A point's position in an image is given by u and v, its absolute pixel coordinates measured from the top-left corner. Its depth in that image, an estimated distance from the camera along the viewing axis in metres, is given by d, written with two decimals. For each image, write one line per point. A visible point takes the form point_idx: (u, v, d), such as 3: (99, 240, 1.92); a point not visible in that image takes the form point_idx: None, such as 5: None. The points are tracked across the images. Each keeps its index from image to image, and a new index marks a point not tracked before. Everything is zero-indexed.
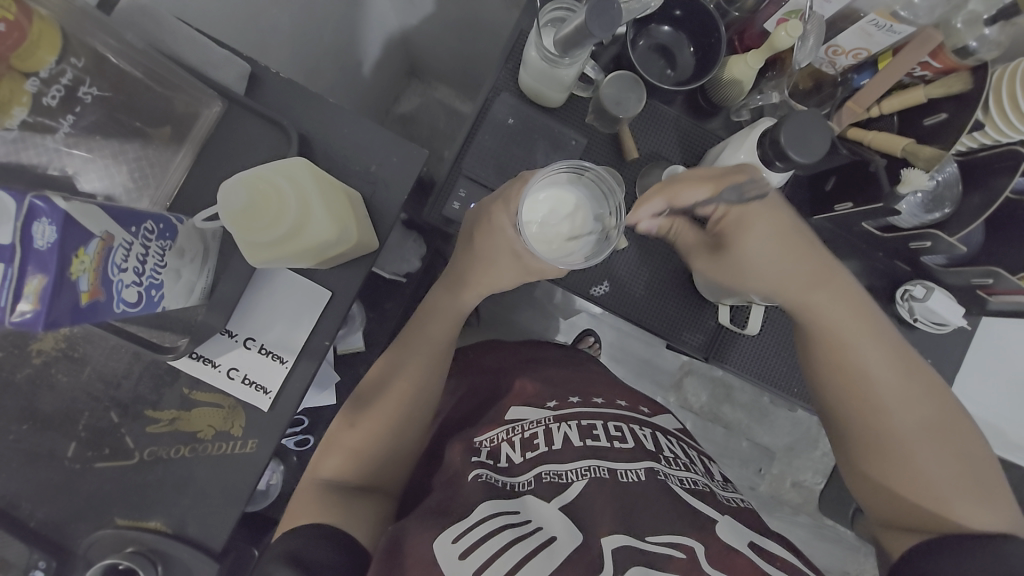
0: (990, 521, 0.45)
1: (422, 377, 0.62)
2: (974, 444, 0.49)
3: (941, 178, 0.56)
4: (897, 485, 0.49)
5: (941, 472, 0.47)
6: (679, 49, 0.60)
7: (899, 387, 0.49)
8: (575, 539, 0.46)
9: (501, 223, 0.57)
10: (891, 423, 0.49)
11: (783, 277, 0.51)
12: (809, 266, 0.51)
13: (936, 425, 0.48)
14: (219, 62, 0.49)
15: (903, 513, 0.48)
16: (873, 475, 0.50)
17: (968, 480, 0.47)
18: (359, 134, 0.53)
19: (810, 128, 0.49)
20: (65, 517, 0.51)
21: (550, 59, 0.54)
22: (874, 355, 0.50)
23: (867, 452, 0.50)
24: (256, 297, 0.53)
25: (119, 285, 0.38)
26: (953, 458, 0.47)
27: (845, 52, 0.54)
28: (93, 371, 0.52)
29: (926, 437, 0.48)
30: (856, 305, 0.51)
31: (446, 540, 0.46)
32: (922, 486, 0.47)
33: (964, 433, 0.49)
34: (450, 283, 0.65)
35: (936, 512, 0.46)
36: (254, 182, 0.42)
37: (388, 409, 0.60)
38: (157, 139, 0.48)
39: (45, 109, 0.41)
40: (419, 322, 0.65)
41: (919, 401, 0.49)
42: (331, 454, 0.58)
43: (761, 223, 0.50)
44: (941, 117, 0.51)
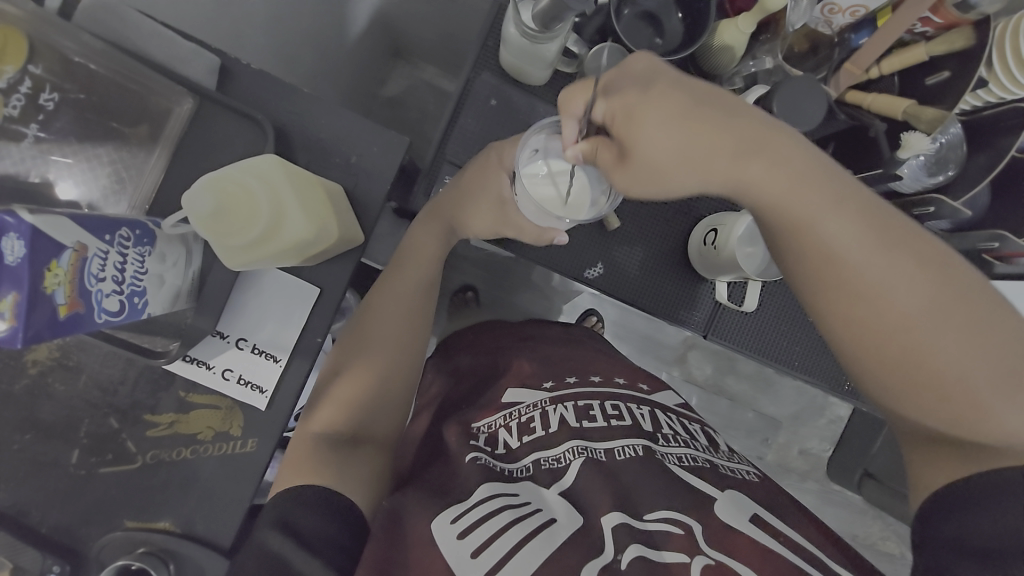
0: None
1: (404, 320, 0.62)
2: (1004, 320, 0.38)
3: (944, 140, 0.53)
4: (928, 402, 0.39)
5: (974, 372, 0.37)
6: (667, 15, 0.57)
7: (893, 274, 0.38)
8: (575, 522, 0.46)
9: (494, 163, 0.56)
10: (899, 329, 0.38)
11: (708, 167, 0.38)
12: (739, 138, 0.37)
13: (954, 307, 0.37)
14: (187, 56, 0.47)
15: (944, 432, 0.39)
16: (898, 399, 0.40)
17: (1007, 373, 0.37)
18: (338, 124, 0.52)
19: (805, 95, 0.47)
20: (75, 522, 0.52)
21: (529, 35, 0.51)
22: (849, 243, 0.38)
23: (880, 372, 0.40)
24: (245, 297, 0.52)
25: (99, 294, 0.37)
26: (987, 352, 0.37)
27: (841, 10, 0.51)
28: (89, 379, 0.52)
29: (942, 331, 0.37)
30: (818, 173, 0.38)
31: (444, 520, 0.46)
32: (952, 396, 0.38)
33: (987, 312, 0.38)
34: (432, 223, 0.63)
35: (980, 424, 0.37)
36: (220, 185, 0.41)
37: (377, 355, 0.59)
38: (133, 138, 0.46)
39: (11, 118, 0.40)
40: (396, 265, 0.63)
41: (922, 282, 0.38)
42: (322, 408, 0.56)
43: (657, 111, 0.37)
44: (943, 75, 0.48)
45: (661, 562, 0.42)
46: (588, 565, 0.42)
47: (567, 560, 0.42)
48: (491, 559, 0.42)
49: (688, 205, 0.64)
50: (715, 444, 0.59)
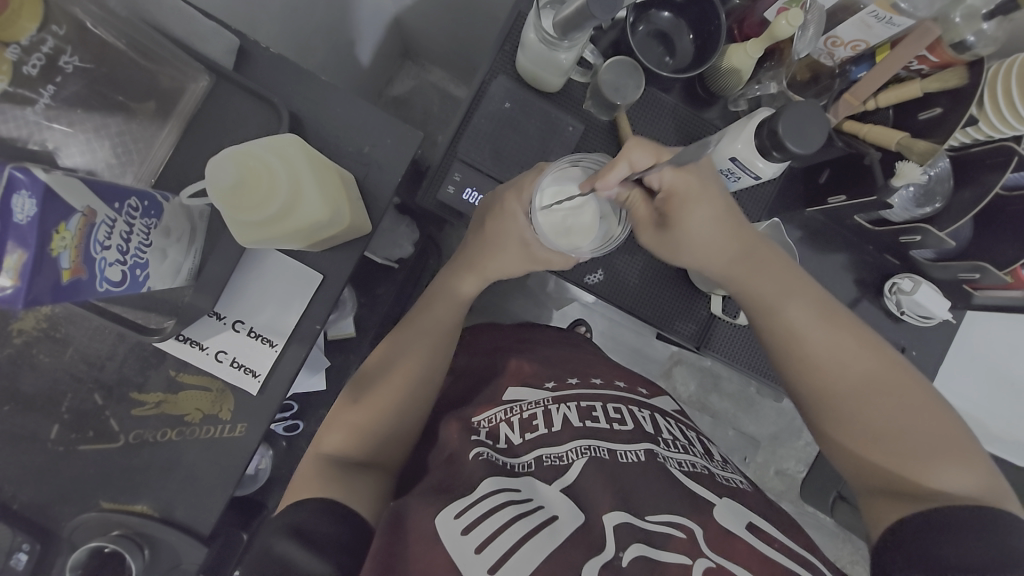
0: (969, 484, 0.43)
1: (425, 361, 0.61)
2: (933, 404, 0.47)
3: (932, 174, 0.57)
4: (873, 455, 0.47)
5: (906, 434, 0.46)
6: (679, 36, 0.60)
7: (842, 348, 0.49)
8: (576, 519, 0.46)
9: (511, 208, 0.56)
10: (845, 386, 0.48)
11: (711, 251, 0.53)
12: (735, 240, 0.52)
13: (895, 384, 0.47)
14: (207, 33, 0.47)
15: (890, 486, 0.45)
16: (850, 449, 0.49)
17: (937, 442, 0.45)
18: (353, 114, 0.52)
19: (807, 119, 0.49)
20: (49, 500, 0.50)
21: (548, 41, 0.52)
22: (808, 320, 0.51)
23: (830, 420, 0.49)
24: (245, 279, 0.52)
25: (102, 262, 0.37)
26: (916, 419, 0.46)
27: (843, 43, 0.54)
28: (76, 353, 0.51)
29: (878, 395, 0.47)
30: (792, 273, 0.53)
31: (448, 516, 0.45)
32: (897, 449, 0.46)
33: (918, 391, 0.47)
34: (456, 264, 0.64)
35: (919, 481, 0.44)
36: (245, 159, 0.41)
37: (392, 389, 0.58)
38: (141, 113, 0.46)
39: (25, 79, 0.39)
40: (426, 302, 0.65)
41: (868, 360, 0.49)
42: (334, 430, 0.57)
43: (696, 201, 0.51)
44: (935, 112, 0.51)
45: (660, 561, 0.42)
46: (589, 563, 0.42)
47: (569, 560, 0.42)
48: (493, 556, 0.42)
49: None
50: (711, 452, 0.60)
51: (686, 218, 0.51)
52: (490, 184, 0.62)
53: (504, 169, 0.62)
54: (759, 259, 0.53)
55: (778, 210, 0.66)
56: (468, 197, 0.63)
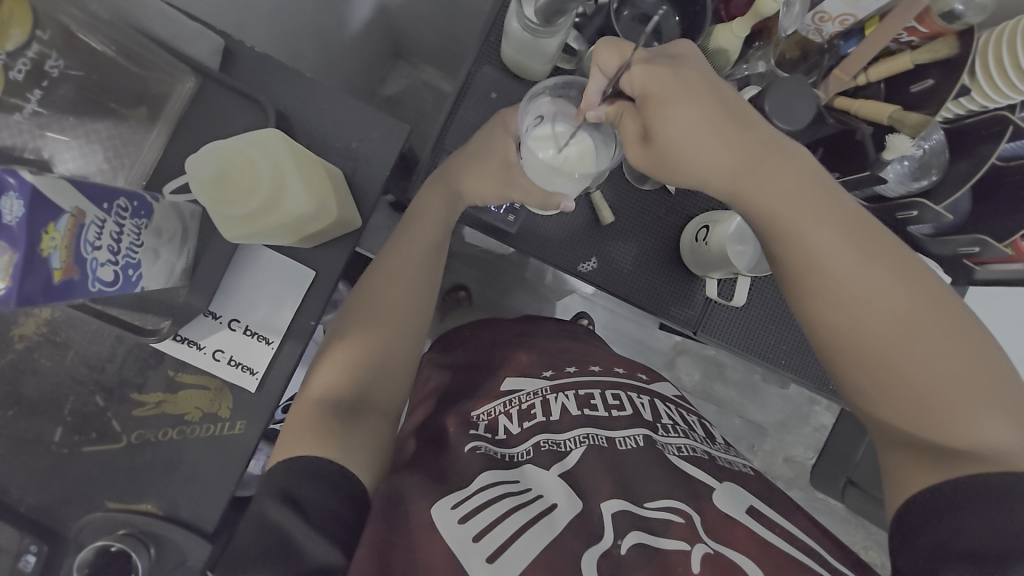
0: (1005, 431, 0.39)
1: (410, 289, 0.60)
2: (968, 335, 0.41)
3: (926, 148, 0.54)
4: (901, 407, 0.42)
5: (939, 380, 0.40)
6: (664, 18, 0.58)
7: (875, 282, 0.42)
8: (573, 507, 0.46)
9: (500, 132, 0.56)
10: (874, 327, 0.42)
11: (719, 164, 0.42)
12: (747, 147, 0.41)
13: (929, 320, 0.41)
14: (191, 34, 0.48)
15: (916, 438, 0.42)
16: (871, 398, 0.43)
17: (970, 383, 0.40)
18: (340, 110, 0.52)
19: (794, 95, 0.48)
20: (56, 502, 0.51)
21: (531, 29, 0.52)
22: (834, 249, 0.42)
23: (853, 368, 0.43)
24: (239, 278, 0.52)
25: (94, 263, 0.37)
26: (951, 361, 0.40)
27: (831, 18, 0.53)
28: (76, 356, 0.51)
29: (921, 339, 0.41)
30: (818, 188, 0.43)
31: (445, 505, 0.45)
32: (927, 399, 0.41)
33: (952, 324, 0.41)
34: (436, 193, 0.62)
35: (952, 433, 0.40)
36: (227, 153, 0.41)
37: (381, 319, 0.58)
38: (132, 118, 0.47)
39: (13, 85, 0.39)
40: (404, 230, 0.62)
41: (899, 293, 0.42)
42: (321, 371, 0.55)
43: (689, 108, 0.40)
44: (927, 84, 0.50)
45: (660, 549, 0.42)
46: (589, 551, 0.42)
47: (569, 548, 0.42)
48: (491, 544, 0.42)
49: (680, 203, 0.66)
50: (712, 437, 0.59)
51: (672, 126, 0.41)
52: None
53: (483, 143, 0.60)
54: (773, 170, 0.42)
55: None
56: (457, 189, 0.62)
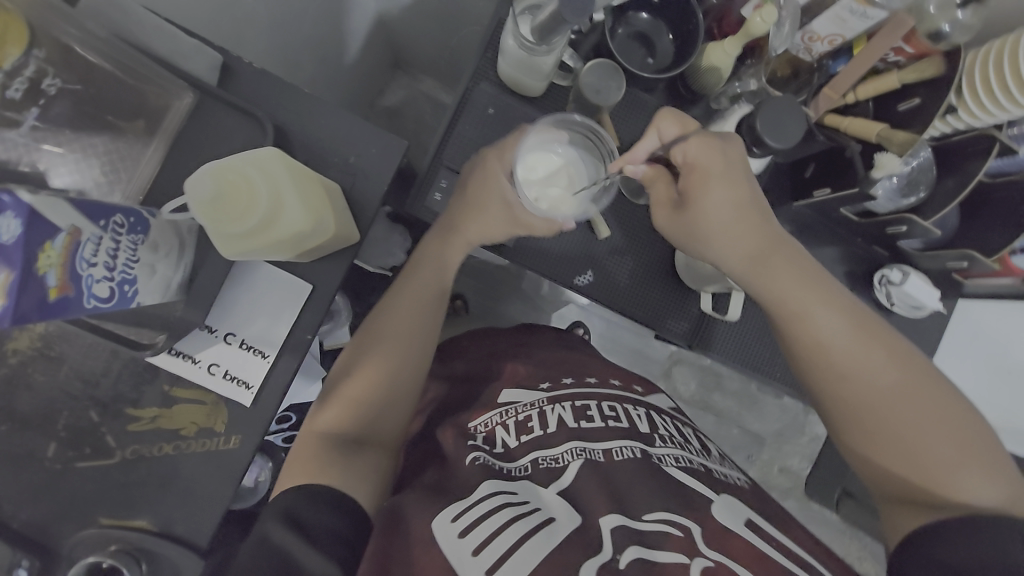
0: (988, 489, 0.43)
1: (416, 323, 0.60)
2: (956, 405, 0.47)
3: (914, 164, 0.55)
4: (894, 463, 0.47)
5: (929, 441, 0.45)
6: (658, 36, 0.60)
7: (868, 353, 0.48)
8: (572, 521, 0.46)
9: (493, 167, 0.57)
10: (870, 390, 0.47)
11: (732, 242, 0.51)
12: (756, 238, 0.50)
13: (921, 387, 0.47)
14: (190, 51, 0.48)
15: (910, 491, 0.46)
16: (865, 453, 0.49)
17: (958, 445, 0.45)
18: (338, 126, 0.53)
19: (785, 114, 0.49)
20: (48, 518, 0.51)
21: (527, 47, 0.53)
22: (834, 323, 0.49)
23: (850, 425, 0.49)
24: (236, 292, 0.52)
25: (89, 279, 0.37)
26: (938, 424, 0.45)
27: (820, 38, 0.54)
28: (71, 371, 0.51)
29: (911, 403, 0.46)
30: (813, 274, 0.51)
31: (445, 518, 0.45)
32: (916, 457, 0.46)
33: (940, 393, 0.47)
34: (441, 228, 0.62)
35: (940, 488, 0.44)
36: (223, 174, 0.41)
37: (385, 355, 0.57)
38: (129, 133, 0.47)
39: (11, 102, 0.41)
40: (414, 265, 0.63)
41: (891, 364, 0.48)
42: (328, 409, 0.55)
43: (717, 186, 0.49)
44: (915, 102, 0.52)
45: (658, 563, 0.41)
46: (587, 563, 0.41)
47: (566, 562, 0.41)
48: (490, 557, 0.41)
49: None
50: (707, 448, 0.60)
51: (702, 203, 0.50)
52: None
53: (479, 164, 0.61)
54: (778, 260, 0.51)
55: (765, 205, 0.66)
56: None
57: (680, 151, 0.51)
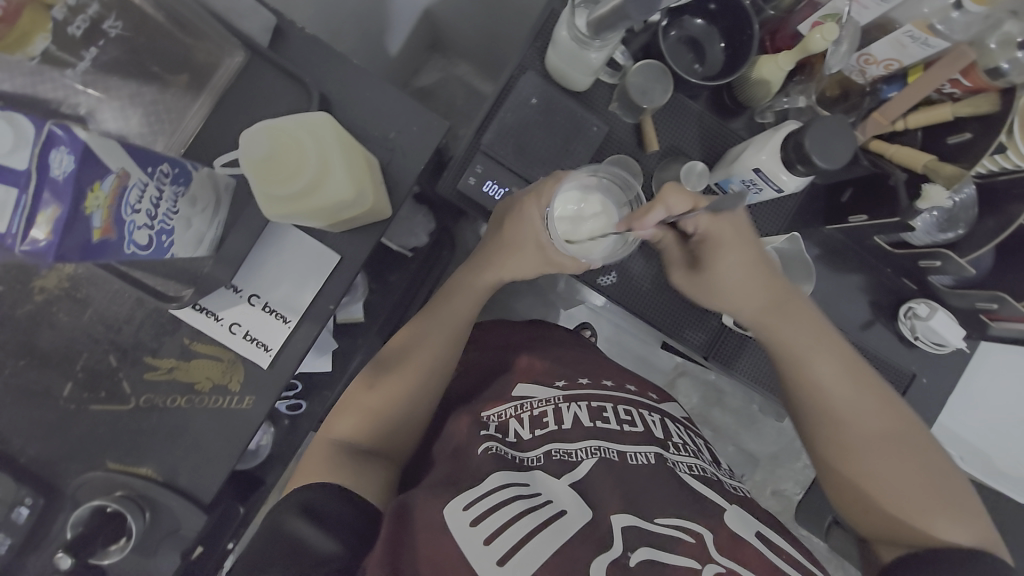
0: (962, 531, 0.46)
1: (440, 349, 0.61)
2: (935, 456, 0.49)
3: (957, 200, 0.55)
4: (879, 500, 0.49)
5: (906, 483, 0.48)
6: (710, 43, 0.60)
7: (859, 398, 0.51)
8: (584, 514, 0.46)
9: (530, 215, 0.55)
10: (856, 430, 0.50)
11: (746, 288, 0.54)
12: (768, 285, 0.54)
13: (903, 436, 0.50)
14: (245, 10, 0.48)
15: (891, 528, 0.48)
16: (848, 487, 0.51)
17: (934, 491, 0.47)
18: (381, 100, 0.53)
19: (833, 134, 0.48)
20: (56, 456, 0.51)
21: (580, 39, 0.53)
22: (830, 369, 0.52)
23: (834, 457, 0.51)
24: (264, 254, 0.52)
25: (131, 225, 0.38)
26: (914, 467, 0.48)
27: (876, 61, 0.54)
28: (94, 314, 0.52)
29: (891, 449, 0.49)
30: (816, 321, 0.54)
31: (456, 507, 0.45)
32: (894, 497, 0.48)
33: (921, 443, 0.50)
34: (474, 263, 0.64)
35: (919, 527, 0.47)
36: (279, 135, 0.42)
37: (406, 376, 0.58)
38: (175, 85, 0.47)
39: (68, 40, 0.40)
40: (445, 295, 0.65)
41: (877, 410, 0.51)
42: (342, 418, 0.57)
43: (731, 244, 0.53)
44: (965, 136, 0.51)
45: (665, 563, 0.41)
46: (597, 561, 0.41)
47: (574, 555, 0.42)
48: (502, 548, 0.42)
49: None
50: (718, 461, 0.60)
51: (718, 260, 0.54)
52: (512, 178, 0.60)
53: (527, 165, 0.60)
54: (788, 307, 0.54)
55: (797, 225, 0.65)
56: (489, 190, 0.60)
57: (692, 221, 0.53)
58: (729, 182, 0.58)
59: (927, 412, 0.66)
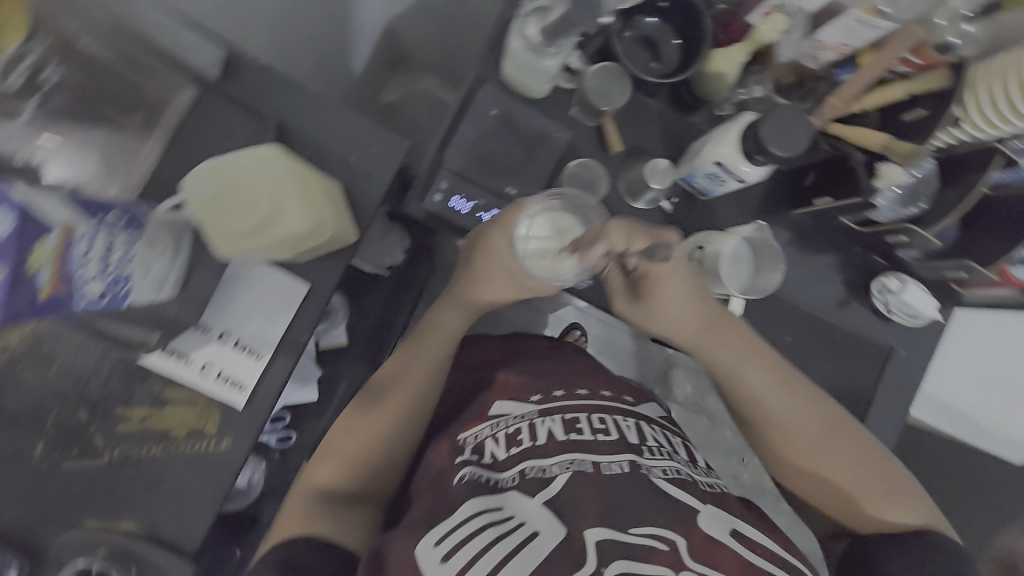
0: (907, 512, 0.51)
1: (419, 386, 0.60)
2: (867, 445, 0.56)
3: (919, 174, 0.55)
4: (830, 495, 0.55)
5: (850, 477, 0.54)
6: (664, 40, 0.60)
7: (796, 407, 0.56)
8: (557, 533, 0.44)
9: (494, 239, 0.56)
10: (797, 438, 0.56)
11: (687, 321, 0.58)
12: (706, 313, 0.58)
13: (837, 434, 0.55)
14: (190, 45, 0.47)
15: (848, 519, 0.54)
16: (803, 487, 0.57)
17: (874, 481, 0.53)
18: (339, 124, 0.52)
19: (790, 123, 0.49)
20: (31, 519, 0.49)
21: (533, 48, 0.53)
22: (766, 385, 0.57)
23: (788, 464, 0.57)
24: (231, 291, 0.51)
25: (82, 277, 0.38)
26: (853, 461, 0.54)
27: (828, 46, 0.54)
28: (60, 369, 0.49)
29: (836, 451, 0.55)
30: (747, 340, 0.58)
31: (428, 541, 0.44)
32: (841, 492, 0.54)
33: (853, 438, 0.56)
34: (448, 300, 0.65)
35: (871, 516, 0.52)
36: (225, 171, 0.42)
37: (382, 414, 0.58)
38: (126, 127, 0.46)
39: (9, 91, 0.40)
40: (419, 333, 0.65)
41: (812, 415, 0.56)
42: (322, 463, 0.57)
43: (672, 277, 0.56)
44: (919, 113, 0.52)
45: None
46: None
47: None
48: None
49: (677, 221, 0.64)
50: (695, 460, 0.59)
51: (663, 296, 0.57)
52: (478, 191, 0.60)
53: (491, 177, 0.60)
54: (723, 332, 0.58)
55: (764, 212, 0.65)
56: (456, 205, 0.60)
57: (636, 258, 0.55)
58: (695, 176, 0.59)
59: (910, 383, 0.67)
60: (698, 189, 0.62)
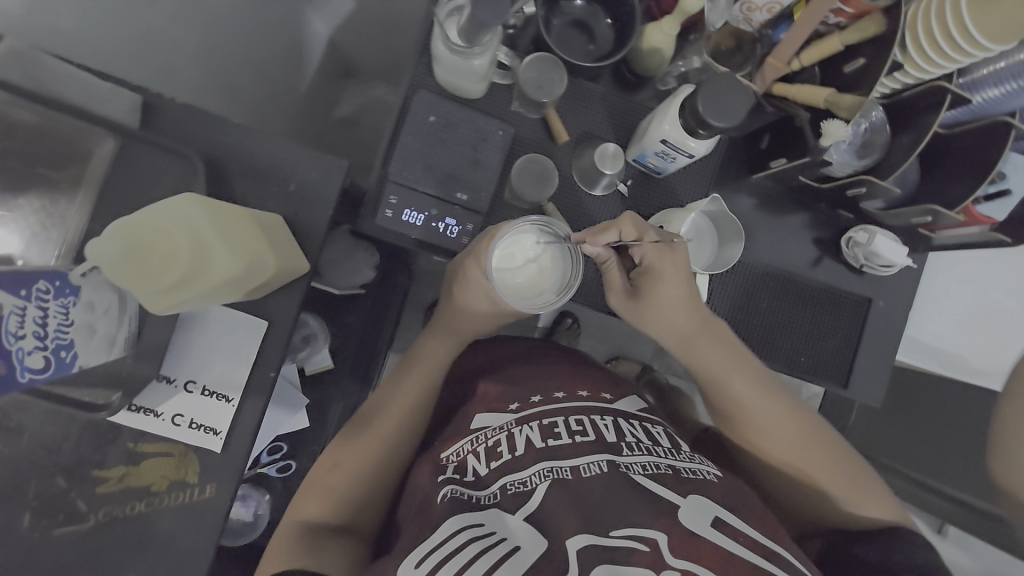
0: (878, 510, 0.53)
1: (406, 412, 0.63)
2: (838, 447, 0.58)
3: (867, 124, 0.55)
4: (807, 498, 0.56)
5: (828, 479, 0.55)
6: (596, 22, 0.59)
7: (775, 414, 0.57)
8: (537, 546, 0.45)
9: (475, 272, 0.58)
10: (777, 442, 0.57)
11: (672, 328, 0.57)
12: (690, 322, 0.57)
13: (811, 438, 0.57)
14: (105, 96, 0.46)
15: (825, 519, 0.55)
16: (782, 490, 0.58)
17: (848, 480, 0.55)
18: (273, 154, 0.51)
19: (725, 91, 0.47)
20: None
21: (458, 51, 0.51)
22: (750, 392, 0.57)
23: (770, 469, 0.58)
24: (191, 337, 0.51)
25: (20, 352, 0.37)
26: (830, 463, 0.56)
27: (757, 7, 0.53)
28: (31, 440, 0.48)
29: (814, 455, 0.56)
30: (732, 347, 0.58)
31: (409, 565, 0.45)
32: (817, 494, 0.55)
33: (825, 441, 0.57)
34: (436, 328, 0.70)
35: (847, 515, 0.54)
36: (136, 229, 0.39)
37: (371, 442, 0.60)
38: (51, 188, 0.45)
39: None
40: (407, 364, 0.68)
41: (790, 421, 0.57)
42: (305, 500, 0.57)
43: (671, 272, 0.55)
44: (859, 63, 0.51)
45: None
46: None
47: None
48: None
49: (636, 203, 0.63)
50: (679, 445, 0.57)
51: (660, 292, 0.55)
52: (429, 201, 0.59)
53: (440, 184, 0.59)
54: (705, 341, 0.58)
55: (723, 181, 0.64)
56: (408, 218, 0.59)
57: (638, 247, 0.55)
58: (645, 156, 0.58)
59: (893, 332, 0.67)
60: (652, 168, 0.61)
